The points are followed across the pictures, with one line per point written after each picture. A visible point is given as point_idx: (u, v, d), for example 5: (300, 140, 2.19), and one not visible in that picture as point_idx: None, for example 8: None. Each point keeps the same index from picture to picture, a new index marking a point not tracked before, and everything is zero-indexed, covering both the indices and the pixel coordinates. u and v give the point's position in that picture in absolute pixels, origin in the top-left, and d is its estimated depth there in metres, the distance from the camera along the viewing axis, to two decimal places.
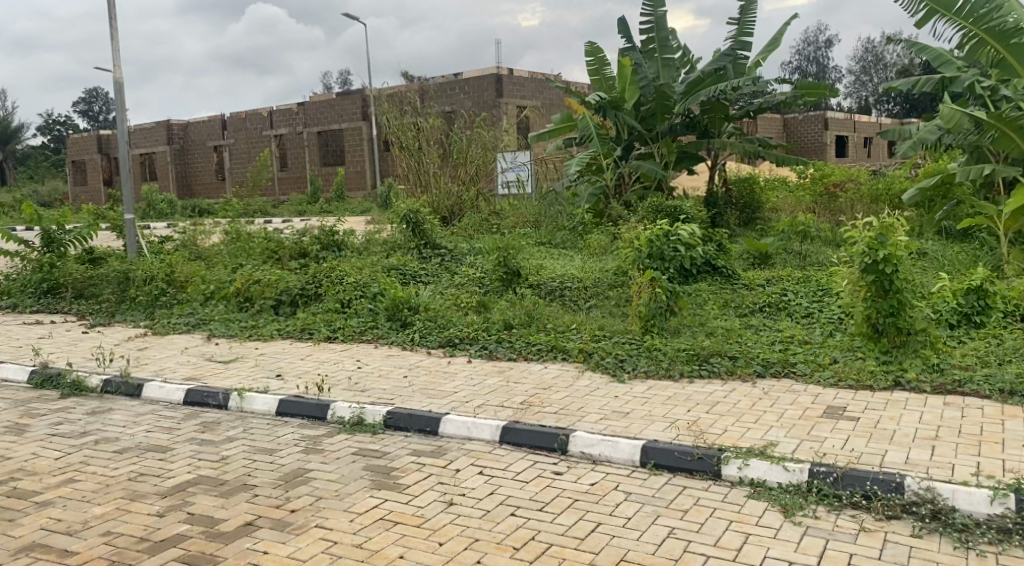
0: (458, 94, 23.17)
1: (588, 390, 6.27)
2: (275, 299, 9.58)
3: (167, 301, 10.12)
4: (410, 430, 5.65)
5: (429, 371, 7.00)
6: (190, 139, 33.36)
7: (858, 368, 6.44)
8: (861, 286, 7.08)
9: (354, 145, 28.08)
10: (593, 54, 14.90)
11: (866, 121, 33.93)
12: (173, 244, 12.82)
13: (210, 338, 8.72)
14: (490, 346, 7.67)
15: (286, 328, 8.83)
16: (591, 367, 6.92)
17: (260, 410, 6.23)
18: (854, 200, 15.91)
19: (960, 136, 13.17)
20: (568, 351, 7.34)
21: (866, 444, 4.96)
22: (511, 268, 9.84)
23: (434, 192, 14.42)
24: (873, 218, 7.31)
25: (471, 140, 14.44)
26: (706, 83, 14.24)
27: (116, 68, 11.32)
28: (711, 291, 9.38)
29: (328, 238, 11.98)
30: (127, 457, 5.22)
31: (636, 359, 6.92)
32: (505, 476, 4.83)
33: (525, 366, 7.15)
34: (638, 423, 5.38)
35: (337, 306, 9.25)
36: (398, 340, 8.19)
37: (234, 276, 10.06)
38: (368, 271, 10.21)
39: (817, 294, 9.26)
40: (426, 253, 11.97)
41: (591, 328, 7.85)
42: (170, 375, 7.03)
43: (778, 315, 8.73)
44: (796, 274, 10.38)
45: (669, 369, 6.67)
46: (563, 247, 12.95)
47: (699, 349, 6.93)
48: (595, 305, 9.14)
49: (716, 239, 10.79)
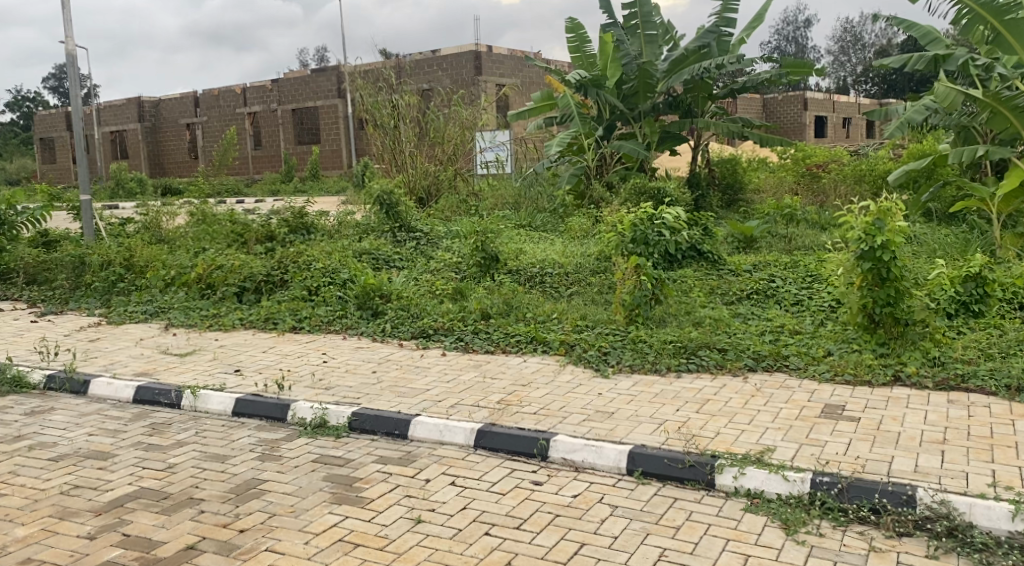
0: (436, 71, 22.64)
1: (569, 387, 5.84)
2: (239, 286, 9.08)
3: (124, 288, 9.61)
4: (377, 433, 5.23)
5: (400, 366, 6.55)
6: (162, 117, 32.58)
7: (855, 361, 6.04)
8: (856, 274, 6.68)
9: (329, 123, 27.43)
10: (573, 30, 14.40)
11: (846, 101, 33.66)
12: (135, 226, 12.28)
13: (168, 328, 8.24)
14: (466, 338, 7.24)
15: (249, 317, 8.35)
16: (573, 360, 6.49)
17: (215, 410, 5.78)
18: (838, 181, 15.58)
19: (943, 117, 12.93)
20: (548, 344, 6.93)
21: (870, 448, 4.54)
22: (489, 253, 9.40)
23: (412, 171, 13.84)
24: (870, 201, 6.88)
25: (448, 118, 13.95)
26: (690, 61, 13.83)
27: (70, 41, 10.74)
28: (697, 277, 8.97)
29: (296, 220, 11.46)
30: (63, 466, 4.77)
31: (619, 352, 6.50)
32: (479, 487, 4.39)
33: (503, 360, 6.72)
34: (624, 425, 4.96)
35: (305, 293, 8.78)
36: (368, 330, 7.75)
37: (196, 260, 9.52)
38: (338, 255, 9.74)
39: (806, 280, 8.90)
40: (401, 236, 11.50)
41: (573, 318, 7.47)
42: (120, 370, 6.56)
43: (767, 302, 8.35)
44: (784, 258, 10.00)
45: (655, 363, 6.26)
46: (543, 230, 12.49)
47: (686, 340, 6.54)
48: (577, 293, 8.72)
49: (701, 223, 10.38)
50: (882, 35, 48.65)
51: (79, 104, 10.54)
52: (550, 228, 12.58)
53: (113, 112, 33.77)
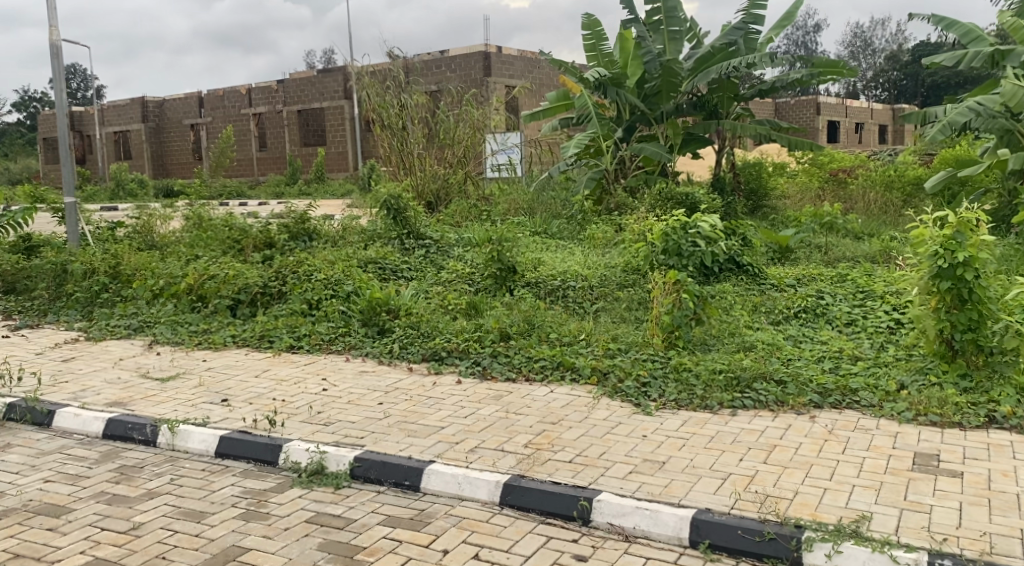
0: (446, 72, 21.85)
1: (607, 427, 5.00)
2: (233, 299, 8.26)
3: (109, 299, 8.84)
4: (384, 484, 4.41)
5: (408, 397, 5.71)
6: (166, 117, 31.84)
7: (939, 398, 5.18)
8: (931, 295, 5.85)
9: (335, 125, 26.60)
10: (590, 27, 13.58)
11: (859, 106, 32.84)
12: (126, 230, 11.48)
13: (152, 346, 7.46)
14: (483, 363, 6.40)
15: (242, 335, 7.57)
16: (608, 393, 5.65)
17: (196, 449, 4.98)
18: (867, 187, 14.73)
19: (985, 119, 11.91)
20: (578, 371, 6.09)
21: (990, 516, 3.71)
22: (505, 263, 8.56)
23: (419, 174, 12.98)
24: (947, 212, 6.07)
25: (459, 119, 13.09)
26: (717, 59, 13.02)
27: (53, 32, 9.99)
28: (738, 292, 8.13)
29: (298, 226, 10.62)
30: (6, 525, 3.99)
31: (661, 383, 5.67)
32: (511, 563, 3.59)
33: (527, 390, 5.86)
34: (680, 481, 4.15)
35: (305, 307, 7.96)
36: (374, 351, 6.94)
37: (186, 269, 8.72)
38: (341, 264, 8.93)
39: (857, 297, 8.08)
40: (409, 243, 10.68)
41: (603, 340, 6.62)
42: (91, 398, 5.74)
43: (816, 321, 7.54)
44: (827, 271, 9.16)
45: (704, 397, 5.44)
46: (561, 237, 11.68)
47: (737, 370, 5.72)
48: (603, 308, 7.91)
49: (738, 233, 9.51)
50: (893, 39, 47.85)
51: (62, 98, 9.76)
52: (569, 235, 11.74)
53: (116, 112, 33.07)
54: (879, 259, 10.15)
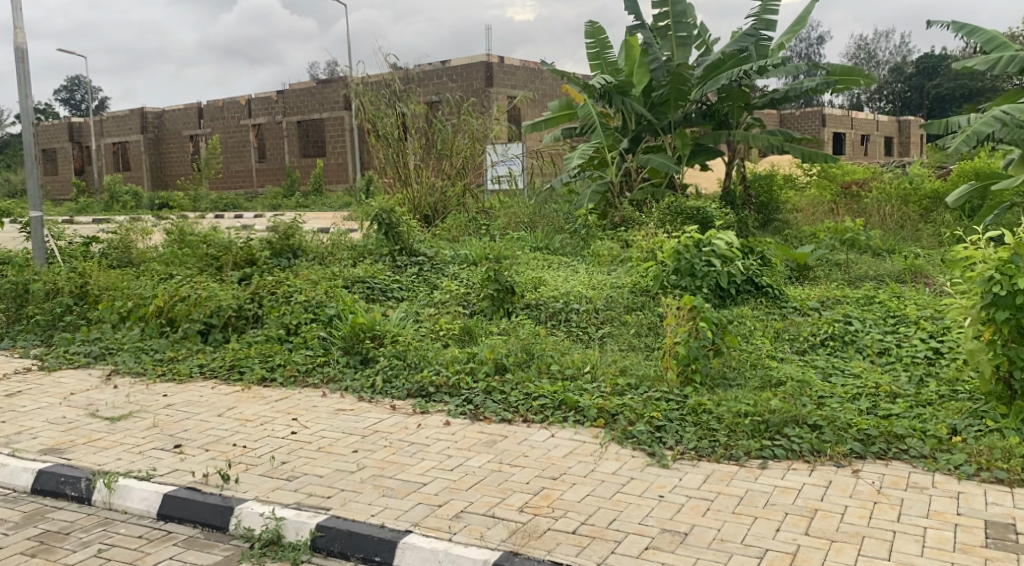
0: (447, 82, 21.19)
1: (617, 484, 4.27)
2: (205, 323, 7.54)
3: (72, 322, 8.15)
4: (352, 559, 3.73)
5: (387, 443, 4.98)
6: (165, 128, 31.21)
7: (1004, 449, 4.44)
8: (984, 326, 5.13)
9: (335, 136, 25.95)
10: (593, 35, 12.91)
11: (865, 118, 32.17)
12: (101, 245, 10.77)
13: (110, 378, 6.75)
14: (475, 401, 5.66)
15: (211, 365, 6.86)
16: (617, 438, 4.92)
17: (135, 509, 4.27)
18: (883, 201, 14.01)
19: (1011, 130, 11.23)
20: (583, 412, 5.34)
21: None
22: (503, 283, 7.82)
23: (416, 187, 12.24)
24: (1000, 231, 5.34)
25: (457, 128, 12.38)
26: (727, 66, 12.32)
27: (20, 34, 9.33)
28: (757, 317, 7.41)
29: (282, 243, 9.90)
30: None
31: (678, 428, 4.94)
32: None
33: (525, 433, 5.13)
34: (707, 562, 3.47)
35: (282, 333, 7.25)
36: (354, 386, 6.23)
37: (157, 290, 7.99)
38: (324, 284, 8.21)
39: (888, 322, 7.36)
40: (402, 260, 9.96)
41: (612, 374, 5.90)
42: (25, 444, 5.05)
43: (845, 350, 6.82)
44: (852, 293, 8.43)
45: (728, 445, 4.72)
46: (564, 252, 10.96)
47: (764, 412, 5.00)
48: (610, 335, 7.19)
49: (756, 251, 8.78)
50: (897, 51, 47.32)
51: (28, 106, 9.08)
52: (572, 250, 11.00)
53: (115, 123, 32.47)
54: (905, 280, 9.42)
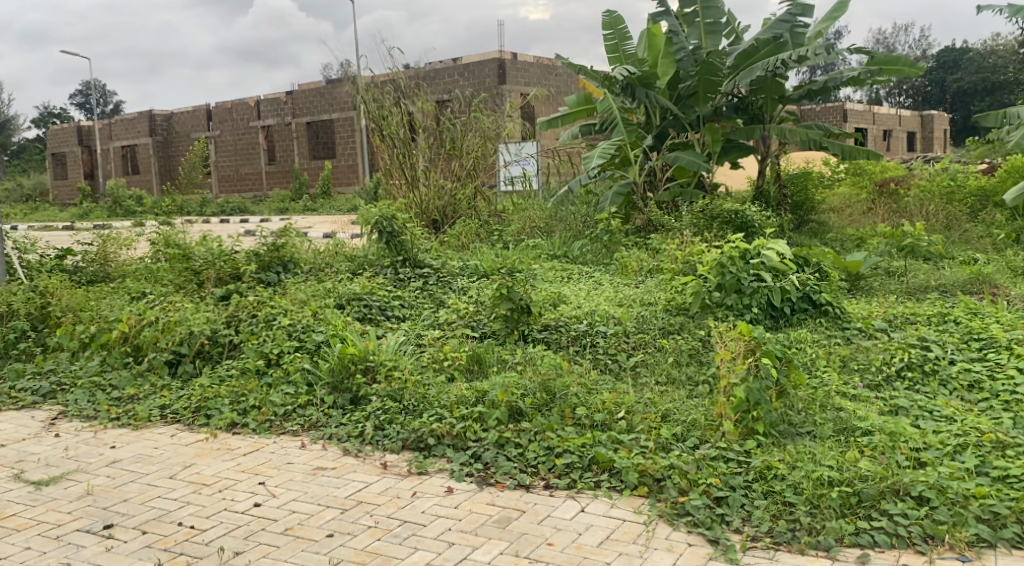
0: (458, 80, 20.13)
1: None
2: (173, 353, 6.48)
3: (26, 350, 7.10)
4: None
5: (372, 521, 3.95)
6: (173, 130, 30.29)
7: None
8: None
9: (345, 137, 24.95)
10: (610, 26, 11.80)
11: (887, 111, 30.87)
12: (75, 257, 9.71)
13: (55, 423, 5.71)
14: (484, 457, 4.58)
15: (175, 406, 5.80)
16: (667, 516, 3.89)
17: None
18: (928, 198, 12.85)
19: None
20: (619, 475, 4.27)
21: None
22: (517, 301, 6.75)
23: (423, 189, 11.14)
24: None
25: (467, 126, 11.28)
26: (760, 55, 11.16)
27: None
28: (817, 342, 6.30)
29: (272, 255, 8.82)
30: None
31: (746, 501, 3.92)
32: None
33: (547, 505, 4.07)
34: None
35: (261, 364, 6.17)
36: (342, 433, 5.16)
37: (121, 312, 6.92)
38: (312, 303, 7.14)
39: (971, 344, 6.23)
40: (405, 274, 8.87)
41: (653, 419, 4.80)
42: None
43: (927, 384, 5.70)
44: (917, 306, 7.32)
45: (813, 530, 3.73)
46: (586, 260, 9.89)
47: (854, 480, 3.95)
48: (645, 364, 6.12)
49: (809, 261, 7.66)
50: (917, 44, 46.01)
51: None
52: (594, 259, 9.89)
53: (123, 127, 31.61)
54: (970, 292, 8.30)
